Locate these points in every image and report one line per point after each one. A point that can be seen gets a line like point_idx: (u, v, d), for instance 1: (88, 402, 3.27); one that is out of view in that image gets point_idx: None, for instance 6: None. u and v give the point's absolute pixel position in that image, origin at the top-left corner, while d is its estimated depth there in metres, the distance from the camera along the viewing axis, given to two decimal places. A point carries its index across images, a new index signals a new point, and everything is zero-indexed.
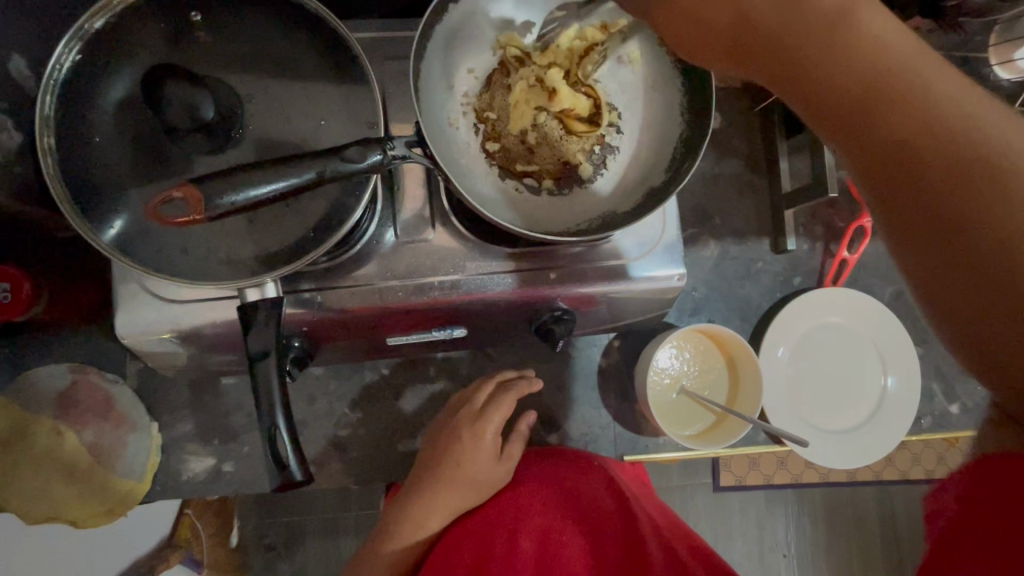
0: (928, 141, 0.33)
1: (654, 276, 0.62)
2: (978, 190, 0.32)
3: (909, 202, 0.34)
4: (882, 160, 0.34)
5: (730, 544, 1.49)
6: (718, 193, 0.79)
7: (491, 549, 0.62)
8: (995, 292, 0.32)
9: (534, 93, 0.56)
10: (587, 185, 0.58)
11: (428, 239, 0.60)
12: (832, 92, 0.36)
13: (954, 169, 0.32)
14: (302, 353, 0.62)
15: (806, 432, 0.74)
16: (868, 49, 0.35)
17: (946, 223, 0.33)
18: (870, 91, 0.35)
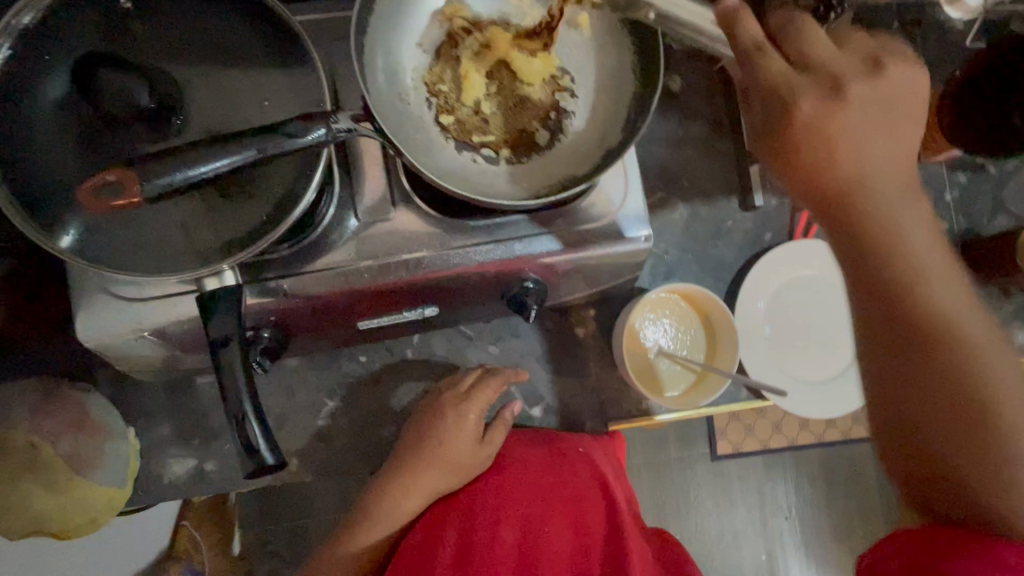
0: (937, 337, 0.43)
1: (621, 239, 0.62)
2: (962, 386, 0.42)
3: (904, 346, 0.43)
4: (882, 304, 0.44)
5: (732, 508, 1.51)
6: (683, 155, 0.79)
7: (472, 540, 0.65)
8: (956, 457, 0.43)
9: (484, 63, 0.57)
10: (545, 152, 0.58)
11: (390, 220, 0.59)
12: (879, 265, 0.44)
13: (952, 367, 0.43)
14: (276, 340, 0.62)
15: (783, 384, 0.75)
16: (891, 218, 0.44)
17: (938, 403, 0.43)
18: (906, 280, 0.43)
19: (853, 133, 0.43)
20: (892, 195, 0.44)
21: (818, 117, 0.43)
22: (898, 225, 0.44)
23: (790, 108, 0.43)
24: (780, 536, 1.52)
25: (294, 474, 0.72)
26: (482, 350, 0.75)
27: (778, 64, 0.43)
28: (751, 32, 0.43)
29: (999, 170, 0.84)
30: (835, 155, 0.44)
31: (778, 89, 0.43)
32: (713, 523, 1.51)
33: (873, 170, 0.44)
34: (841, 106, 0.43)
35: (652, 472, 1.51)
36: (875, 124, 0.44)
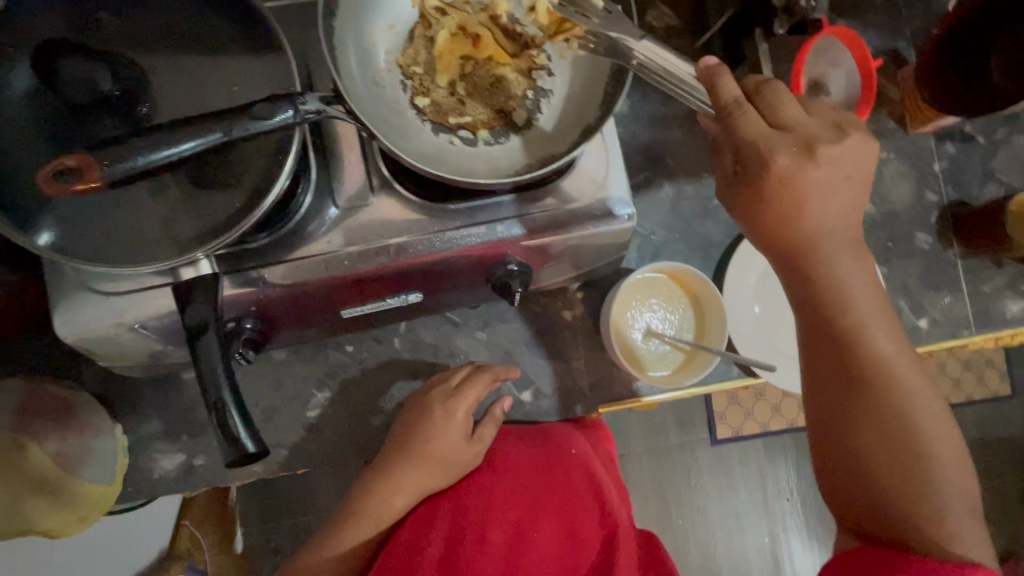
0: (872, 379, 0.49)
1: (605, 218, 0.61)
2: (891, 422, 0.49)
3: (842, 383, 0.49)
4: (827, 346, 0.49)
5: (733, 492, 1.51)
6: (667, 134, 0.78)
7: (460, 539, 0.67)
8: (882, 482, 0.49)
9: (458, 42, 0.56)
10: (523, 131, 0.57)
11: (370, 206, 0.58)
12: (825, 311, 0.49)
13: (883, 406, 0.49)
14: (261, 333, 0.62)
15: (774, 360, 0.74)
16: (839, 270, 0.48)
17: (869, 435, 0.49)
18: (848, 326, 0.49)
19: (821, 189, 0.45)
20: (844, 251, 0.48)
21: (790, 176, 0.45)
22: (844, 277, 0.48)
23: (767, 164, 0.45)
24: (783, 519, 1.52)
25: (285, 467, 0.72)
26: (470, 337, 0.74)
27: (755, 124, 0.45)
28: (731, 89, 0.46)
29: (988, 140, 0.84)
30: (798, 213, 0.46)
31: (757, 147, 0.45)
32: (715, 508, 1.51)
33: (831, 225, 0.47)
34: (813, 170, 0.45)
35: (652, 458, 1.51)
36: (841, 186, 0.46)
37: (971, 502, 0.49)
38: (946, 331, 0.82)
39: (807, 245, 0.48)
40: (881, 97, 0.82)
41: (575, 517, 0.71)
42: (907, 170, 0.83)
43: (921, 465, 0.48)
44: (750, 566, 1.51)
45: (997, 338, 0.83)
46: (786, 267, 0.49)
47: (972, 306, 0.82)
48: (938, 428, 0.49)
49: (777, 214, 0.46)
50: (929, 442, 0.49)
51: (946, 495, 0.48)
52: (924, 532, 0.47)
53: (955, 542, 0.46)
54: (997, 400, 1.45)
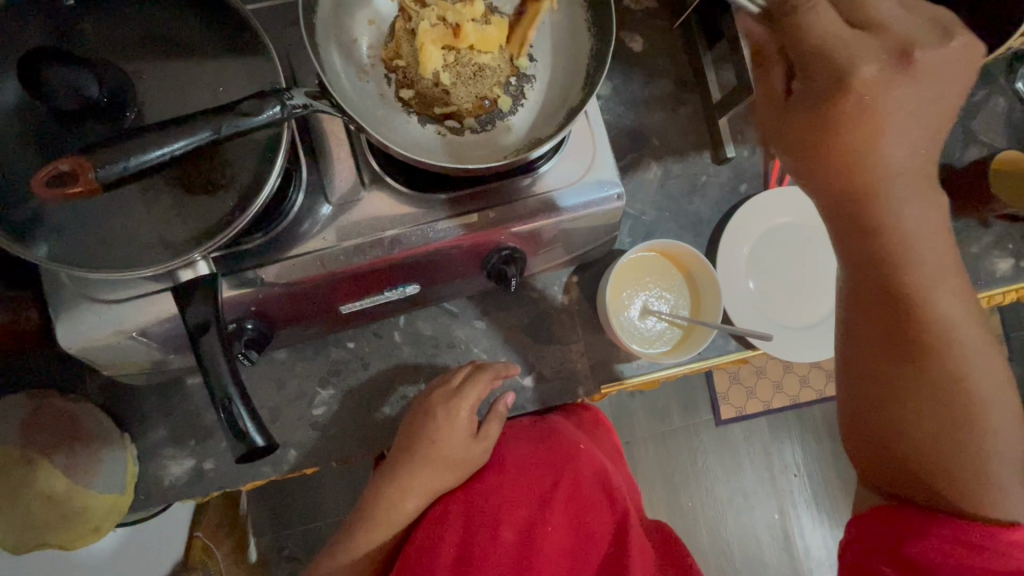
0: (930, 338, 0.46)
1: (594, 200, 0.62)
2: (945, 382, 0.47)
3: (896, 340, 0.47)
4: (885, 300, 0.46)
5: (741, 472, 1.53)
6: (651, 115, 0.79)
7: (474, 540, 0.69)
8: (928, 443, 0.47)
9: (438, 33, 0.56)
10: (510, 118, 0.59)
11: (362, 201, 0.59)
12: (882, 267, 0.45)
13: (939, 365, 0.46)
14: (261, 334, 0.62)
15: (770, 329, 0.75)
16: (904, 223, 0.44)
17: (919, 393, 0.47)
18: (909, 282, 0.45)
19: (900, 117, 0.41)
20: (913, 200, 0.44)
21: (872, 98, 0.40)
22: (909, 230, 0.44)
23: (848, 78, 0.40)
24: (791, 495, 1.53)
25: (294, 467, 0.72)
26: (469, 326, 0.75)
27: (828, 27, 0.41)
28: None
29: (967, 103, 0.85)
30: (868, 151, 0.42)
31: (830, 58, 0.40)
32: (723, 488, 1.52)
33: (901, 170, 0.43)
34: (898, 86, 0.40)
35: (658, 442, 1.52)
36: (919, 114, 0.42)
37: None
38: None
39: (872, 194, 0.43)
40: None
41: (586, 514, 0.74)
42: None
43: (976, 426, 0.47)
44: (761, 544, 1.52)
45: (987, 297, 0.84)
46: (845, 212, 0.45)
47: (962, 267, 0.83)
48: (997, 389, 0.47)
49: (844, 148, 0.42)
50: (988, 402, 0.47)
51: (996, 457, 0.46)
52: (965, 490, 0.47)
53: (989, 501, 0.46)
54: None
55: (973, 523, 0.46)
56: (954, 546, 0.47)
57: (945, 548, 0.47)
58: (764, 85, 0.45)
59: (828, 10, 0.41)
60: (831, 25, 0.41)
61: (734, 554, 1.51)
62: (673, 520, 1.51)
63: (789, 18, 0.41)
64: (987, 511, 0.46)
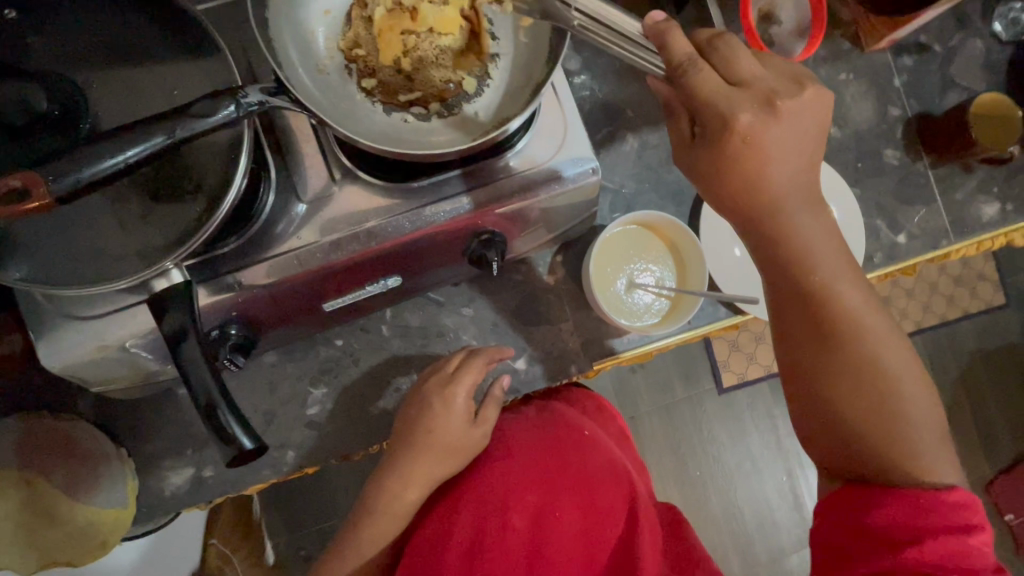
0: (840, 336, 0.48)
1: (570, 174, 0.61)
2: (862, 377, 0.49)
3: (813, 342, 0.49)
4: (797, 305, 0.49)
5: (746, 437, 1.54)
6: (624, 86, 0.78)
7: (484, 529, 0.71)
8: (857, 432, 0.49)
9: (396, 18, 0.55)
10: (476, 100, 0.58)
11: (336, 197, 0.58)
12: (787, 274, 0.48)
13: (854, 361, 0.49)
14: (242, 339, 0.61)
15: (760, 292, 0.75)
16: (797, 231, 0.47)
17: (842, 391, 0.49)
18: (813, 284, 0.48)
19: (780, 149, 0.45)
20: (805, 214, 0.47)
21: (751, 136, 0.44)
22: (803, 238, 0.47)
23: (728, 123, 0.43)
24: (798, 457, 1.54)
25: (292, 469, 0.71)
26: (457, 314, 0.74)
27: (711, 82, 0.44)
28: (684, 44, 0.44)
29: (944, 47, 0.84)
30: (757, 175, 0.45)
31: (717, 108, 0.44)
32: (730, 454, 1.53)
33: (790, 188, 0.47)
34: (774, 126, 0.44)
35: (662, 415, 1.53)
36: (799, 143, 0.45)
37: (942, 437, 0.50)
38: (925, 242, 0.82)
39: (766, 211, 0.47)
40: (832, 19, 0.83)
41: (597, 495, 0.75)
42: (866, 89, 0.83)
43: (889, 409, 0.49)
44: (771, 506, 1.53)
45: (978, 243, 0.83)
46: (745, 226, 0.49)
47: (948, 215, 0.83)
48: (909, 376, 0.49)
49: (739, 176, 0.46)
50: (900, 388, 0.49)
51: (917, 434, 0.49)
52: (898, 463, 0.48)
53: (925, 471, 0.49)
54: (992, 309, 1.47)
55: (920, 491, 0.48)
56: (906, 513, 0.47)
57: (901, 517, 0.47)
58: (677, 131, 0.49)
59: (707, 65, 0.44)
60: (712, 82, 0.44)
61: (745, 517, 1.53)
62: (682, 489, 1.53)
63: (681, 78, 0.44)
64: (930, 478, 0.48)
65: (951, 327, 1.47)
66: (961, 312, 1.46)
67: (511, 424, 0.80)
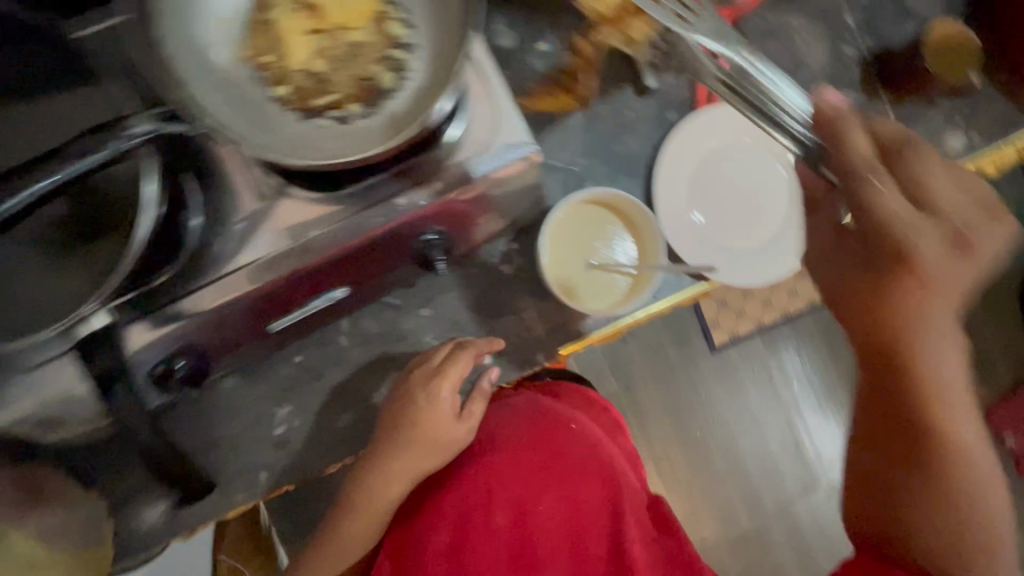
0: (945, 450, 0.51)
1: (508, 157, 0.58)
2: (953, 492, 0.52)
3: (904, 440, 0.53)
4: (903, 410, 0.52)
5: (743, 391, 1.54)
6: (563, 57, 0.74)
7: (466, 525, 0.73)
8: (926, 532, 0.53)
9: (300, 20, 0.54)
10: (399, 93, 0.54)
11: (266, 215, 0.55)
12: (897, 379, 0.52)
13: (950, 480, 0.52)
14: (105, 372, 0.53)
15: (718, 258, 0.73)
16: (914, 347, 0.51)
17: (925, 495, 0.53)
18: (927, 399, 0.51)
19: (933, 279, 0.50)
20: (939, 340, 0.51)
21: (924, 266, 0.50)
22: (928, 361, 0.51)
23: (896, 242, 0.51)
24: (797, 407, 1.54)
25: (267, 491, 0.71)
26: (415, 316, 0.72)
27: (892, 206, 0.51)
28: (860, 153, 0.52)
29: None
30: (897, 290, 0.51)
31: (886, 221, 0.51)
32: (729, 411, 1.54)
33: (932, 303, 0.51)
34: (951, 259, 0.50)
35: (656, 381, 1.53)
36: (958, 280, 0.51)
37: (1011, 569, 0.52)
38: None
39: (896, 322, 0.52)
40: None
41: (578, 489, 0.75)
42: (819, 32, 0.80)
43: (964, 527, 0.52)
44: (775, 458, 1.54)
45: None
46: (866, 326, 0.53)
47: None
48: (993, 507, 0.53)
49: (884, 283, 0.52)
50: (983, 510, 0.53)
51: (995, 558, 0.52)
52: None
53: None
54: None
55: None
56: None
57: None
58: (816, 216, 0.59)
59: (886, 188, 0.51)
60: (892, 201, 0.51)
61: (750, 471, 1.54)
62: (686, 452, 1.53)
63: (858, 197, 0.51)
64: None
65: None
66: None
67: (497, 415, 0.80)
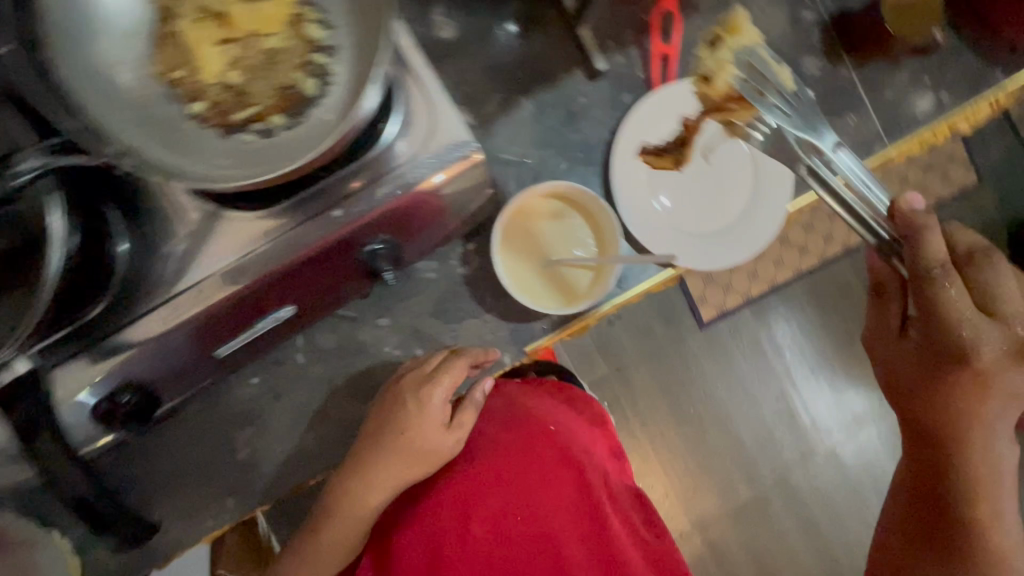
0: (978, 511, 0.57)
1: (446, 157, 0.55)
2: (983, 549, 0.57)
3: (940, 493, 0.59)
4: (939, 465, 0.59)
5: (734, 366, 1.51)
6: (506, 45, 0.71)
7: (441, 538, 0.71)
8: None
9: (207, 29, 0.50)
10: (323, 101, 0.51)
11: (193, 240, 0.53)
12: (940, 438, 0.58)
13: (979, 536, 0.57)
14: (25, 424, 0.53)
15: (677, 242, 0.71)
16: (975, 448, 0.57)
17: (958, 544, 0.58)
18: (968, 466, 0.57)
19: (994, 383, 0.54)
20: (992, 427, 0.56)
21: (985, 368, 0.54)
22: (980, 448, 0.57)
23: (968, 359, 0.54)
24: (792, 380, 1.51)
25: (237, 515, 0.70)
26: (373, 327, 0.70)
27: (956, 303, 0.52)
28: (938, 252, 0.52)
29: None
30: (964, 413, 0.56)
31: (960, 339, 0.53)
32: (722, 386, 1.51)
33: (991, 430, 0.56)
34: (1010, 371, 0.54)
35: (647, 361, 1.50)
36: (1017, 397, 0.56)
37: None
38: (857, 153, 0.77)
39: (952, 423, 0.57)
40: None
41: (556, 492, 0.74)
42: None
43: None
44: (771, 429, 1.51)
45: (919, 140, 0.78)
46: (921, 412, 0.59)
47: (878, 118, 0.77)
48: None
49: (940, 359, 0.55)
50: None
51: None
52: None
53: None
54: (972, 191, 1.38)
55: None
56: None
57: None
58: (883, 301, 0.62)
59: (960, 297, 0.52)
60: (961, 301, 0.52)
61: (748, 444, 1.51)
62: (682, 430, 1.50)
63: (921, 286, 0.52)
64: None
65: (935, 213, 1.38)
66: (940, 198, 1.38)
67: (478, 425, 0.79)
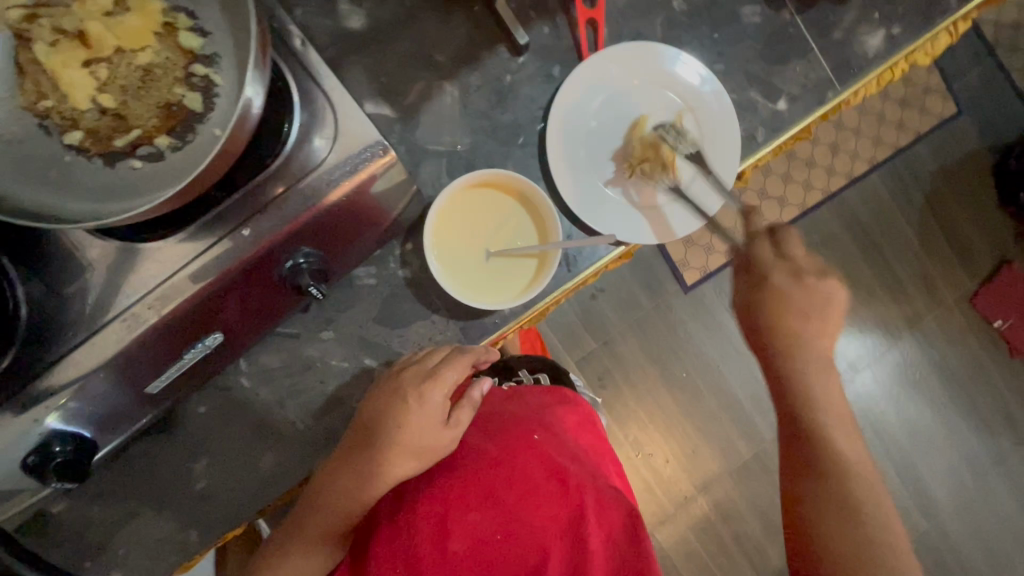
0: (811, 430, 0.58)
1: (353, 159, 0.52)
2: (822, 467, 0.57)
3: (785, 414, 0.60)
4: (776, 389, 0.61)
5: (723, 325, 1.49)
6: (423, 28, 0.66)
7: (417, 557, 0.66)
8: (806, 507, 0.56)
9: (69, 52, 0.46)
10: (209, 116, 0.47)
11: (104, 279, 0.51)
12: (769, 361, 0.61)
13: (818, 455, 0.57)
14: None
15: (614, 213, 0.68)
16: (795, 363, 0.59)
17: (803, 465, 0.58)
18: (796, 383, 0.59)
19: (795, 303, 0.59)
20: (806, 346, 0.59)
21: (783, 288, 0.59)
22: (801, 363, 0.59)
23: (766, 279, 0.59)
24: None
25: (203, 545, 0.69)
26: (318, 341, 0.68)
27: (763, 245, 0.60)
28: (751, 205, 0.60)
29: None
30: (775, 327, 0.60)
31: (762, 264, 0.60)
32: (712, 348, 1.48)
33: (808, 346, 0.59)
34: (801, 291, 0.59)
35: (633, 332, 1.47)
36: (821, 317, 0.59)
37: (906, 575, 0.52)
38: (810, 101, 0.72)
39: (773, 342, 0.60)
40: None
41: (541, 507, 0.69)
42: None
43: (844, 508, 0.54)
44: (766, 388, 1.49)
45: (875, 78, 0.73)
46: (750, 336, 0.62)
47: (828, 61, 0.72)
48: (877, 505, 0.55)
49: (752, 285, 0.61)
50: (858, 498, 0.55)
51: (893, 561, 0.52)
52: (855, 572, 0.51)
53: None
54: (950, 121, 1.32)
55: None
56: None
57: None
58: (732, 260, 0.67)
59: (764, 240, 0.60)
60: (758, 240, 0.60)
61: (744, 405, 1.49)
62: (676, 398, 1.48)
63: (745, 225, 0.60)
64: None
65: (913, 149, 1.33)
66: (918, 132, 1.32)
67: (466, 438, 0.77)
